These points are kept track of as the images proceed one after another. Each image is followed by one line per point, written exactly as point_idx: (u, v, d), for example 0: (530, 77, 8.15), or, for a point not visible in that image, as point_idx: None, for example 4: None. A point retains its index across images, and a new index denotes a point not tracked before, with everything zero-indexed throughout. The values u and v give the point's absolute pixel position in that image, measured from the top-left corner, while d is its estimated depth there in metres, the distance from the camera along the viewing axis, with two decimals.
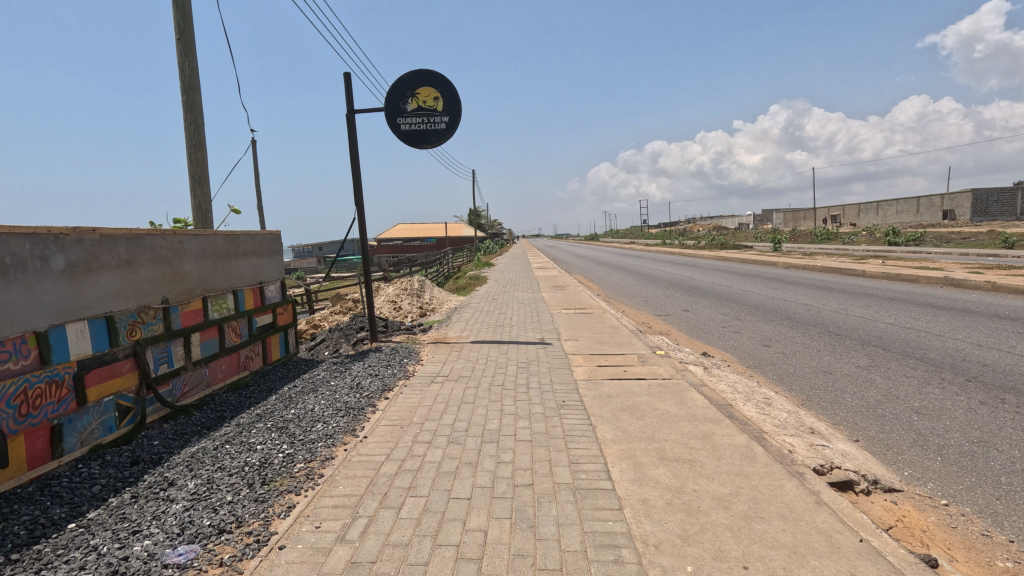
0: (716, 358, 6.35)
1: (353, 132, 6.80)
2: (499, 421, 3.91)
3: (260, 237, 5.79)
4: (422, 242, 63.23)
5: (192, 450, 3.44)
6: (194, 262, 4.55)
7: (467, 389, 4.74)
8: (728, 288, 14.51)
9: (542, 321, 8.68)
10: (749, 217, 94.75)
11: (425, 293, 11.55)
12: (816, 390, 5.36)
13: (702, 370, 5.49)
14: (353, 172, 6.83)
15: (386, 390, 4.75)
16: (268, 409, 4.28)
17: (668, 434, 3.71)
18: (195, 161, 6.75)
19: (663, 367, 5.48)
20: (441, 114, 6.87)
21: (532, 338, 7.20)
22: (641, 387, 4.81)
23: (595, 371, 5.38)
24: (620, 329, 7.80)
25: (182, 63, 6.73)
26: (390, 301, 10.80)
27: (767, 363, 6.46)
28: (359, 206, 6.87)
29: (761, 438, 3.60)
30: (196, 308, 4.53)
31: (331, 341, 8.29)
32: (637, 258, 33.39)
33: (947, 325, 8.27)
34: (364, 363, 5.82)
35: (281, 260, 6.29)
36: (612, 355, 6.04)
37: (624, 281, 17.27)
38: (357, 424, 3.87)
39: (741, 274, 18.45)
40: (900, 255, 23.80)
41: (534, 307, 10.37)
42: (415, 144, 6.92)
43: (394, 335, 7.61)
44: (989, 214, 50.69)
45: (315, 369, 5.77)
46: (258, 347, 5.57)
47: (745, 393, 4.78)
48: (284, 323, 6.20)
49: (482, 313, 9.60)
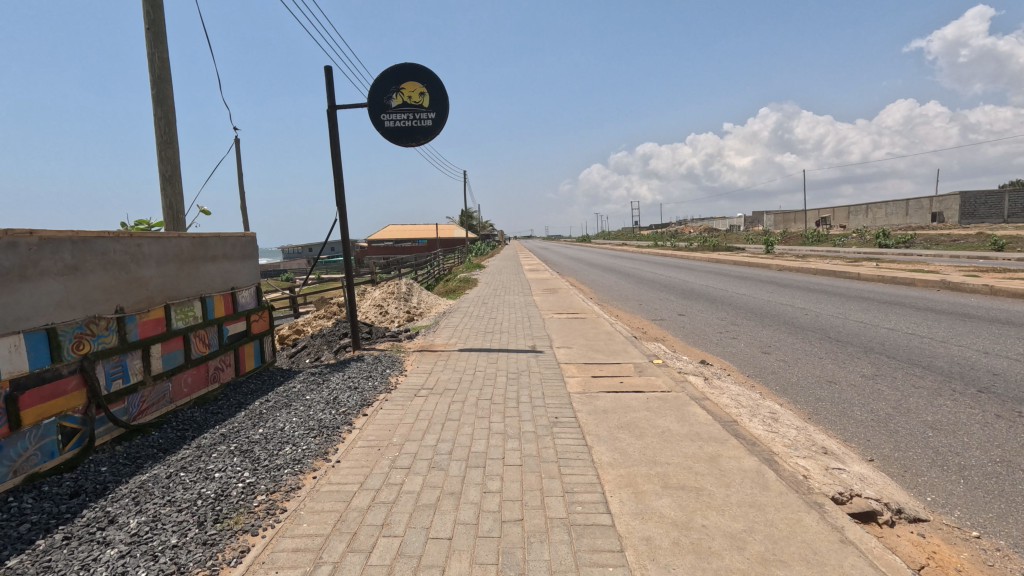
0: (716, 368, 6.06)
1: (335, 129, 6.45)
2: (487, 442, 3.58)
3: (232, 239, 5.42)
4: (413, 243, 62.72)
5: (142, 480, 3.07)
6: (155, 268, 4.19)
7: (453, 404, 4.40)
8: (722, 291, 14.29)
9: (533, 326, 8.35)
10: (740, 219, 95.11)
11: (413, 296, 11.19)
12: (822, 403, 5.06)
13: (703, 382, 5.19)
14: (334, 171, 6.48)
15: (365, 405, 4.40)
16: (234, 428, 3.91)
17: (670, 456, 3.39)
18: (166, 159, 6.37)
19: (662, 378, 5.17)
20: (427, 110, 6.53)
21: (523, 345, 6.87)
22: (639, 401, 4.50)
23: (589, 383, 5.07)
24: (614, 336, 7.49)
25: (152, 54, 6.35)
26: (376, 306, 10.43)
27: (769, 372, 6.17)
28: (341, 206, 6.52)
29: (773, 462, 3.29)
30: (157, 317, 4.17)
31: (313, 349, 7.92)
32: (629, 259, 33.21)
33: (950, 331, 8.04)
34: (345, 374, 5.46)
35: (257, 264, 5.93)
36: (607, 365, 5.73)
37: (616, 284, 16.98)
38: (330, 446, 3.51)
39: (735, 277, 18.22)
40: (892, 258, 23.69)
41: (525, 312, 10.05)
42: (399, 142, 6.57)
43: (379, 342, 7.27)
44: (977, 217, 51.01)
45: (292, 380, 5.40)
46: (229, 357, 5.20)
47: (749, 407, 4.48)
48: (259, 330, 5.83)
49: (471, 318, 9.26)
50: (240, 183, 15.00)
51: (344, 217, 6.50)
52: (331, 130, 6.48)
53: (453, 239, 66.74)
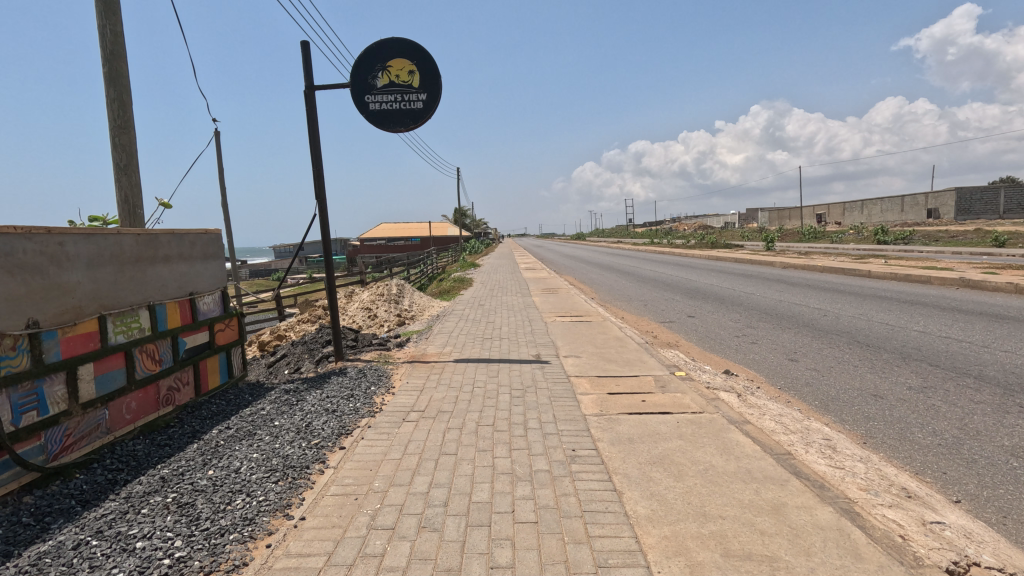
0: (745, 381, 5.38)
1: (313, 113, 5.72)
2: (492, 488, 2.88)
3: (191, 237, 4.68)
4: (406, 242, 61.84)
5: (40, 552, 2.33)
6: (86, 271, 3.46)
7: (448, 433, 3.69)
8: (730, 290, 13.65)
9: (535, 331, 7.66)
10: (734, 216, 94.88)
11: (405, 299, 10.42)
12: (875, 423, 4.38)
13: (736, 399, 4.51)
14: (312, 160, 5.74)
15: (342, 435, 3.67)
16: (179, 469, 3.17)
17: (723, 506, 2.70)
18: (120, 146, 5.62)
19: (690, 396, 4.47)
20: (417, 91, 5.80)
21: (525, 354, 6.15)
22: (670, 427, 3.80)
23: (606, 402, 4.37)
24: (625, 342, 6.78)
25: (103, 26, 5.57)
26: (365, 309, 9.66)
27: (803, 386, 5.49)
28: (320, 199, 5.79)
29: (855, 514, 2.59)
30: (88, 330, 3.45)
31: (292, 358, 7.19)
32: (626, 257, 32.65)
33: (988, 334, 7.40)
34: (321, 393, 4.71)
35: (223, 265, 5.19)
36: (624, 379, 5.04)
37: (617, 283, 16.30)
38: (293, 497, 2.78)
39: (738, 275, 17.60)
40: (897, 254, 23.13)
41: (525, 315, 9.33)
42: (386, 127, 5.85)
43: (365, 351, 6.54)
44: (973, 213, 50.75)
45: (260, 400, 4.64)
46: (188, 374, 4.47)
47: (799, 432, 3.78)
48: (226, 342, 5.09)
49: (467, 322, 8.55)
50: (221, 179, 14.14)
51: (324, 211, 5.76)
52: (310, 114, 5.74)
53: (446, 237, 65.87)
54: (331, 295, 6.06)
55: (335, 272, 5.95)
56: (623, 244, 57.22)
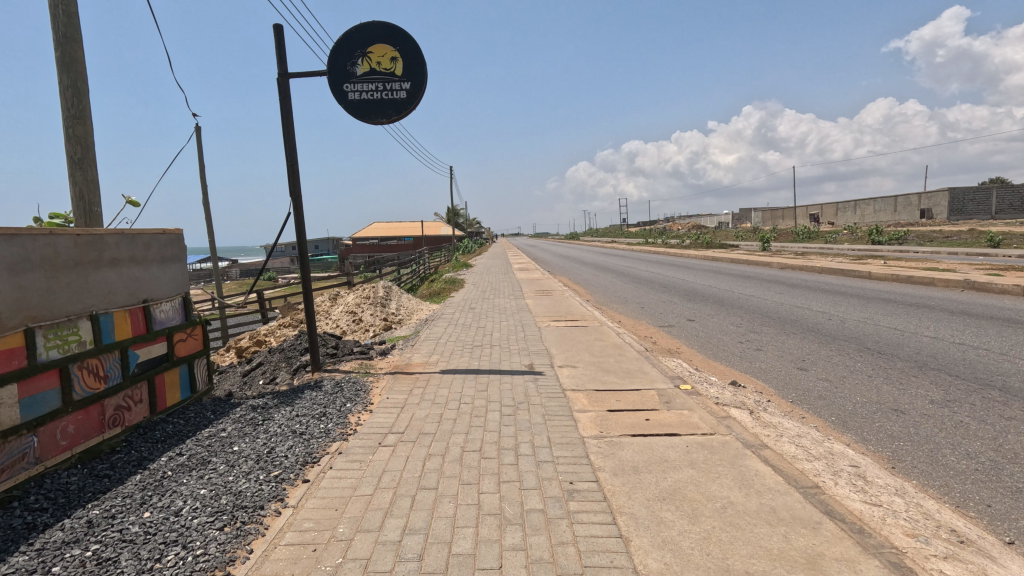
0: (754, 394, 4.98)
1: (286, 103, 5.26)
2: (476, 537, 2.44)
3: (146, 239, 4.20)
4: (399, 241, 61.22)
5: None
6: (7, 280, 2.99)
7: (429, 461, 3.26)
8: (729, 292, 13.29)
9: (528, 337, 7.24)
10: (728, 216, 94.93)
11: (392, 302, 9.95)
12: (901, 444, 3.99)
13: (749, 417, 4.11)
14: (286, 154, 5.29)
15: (308, 464, 3.22)
16: (111, 511, 2.70)
17: (750, 559, 2.28)
18: (75, 138, 5.13)
19: (698, 414, 4.06)
20: (400, 79, 5.35)
21: (517, 364, 5.71)
22: (679, 453, 3.38)
23: (607, 421, 3.95)
24: (624, 350, 6.35)
25: (54, 7, 5.06)
26: (349, 314, 9.18)
27: (816, 399, 5.09)
28: (295, 197, 5.33)
29: (907, 570, 2.18)
30: (10, 347, 2.98)
31: (269, 367, 6.73)
32: (621, 257, 32.33)
33: (1004, 339, 7.04)
34: (290, 411, 4.25)
35: (185, 269, 4.73)
36: (625, 393, 4.62)
37: (613, 285, 15.90)
38: (239, 549, 2.34)
39: (736, 277, 17.24)
40: (895, 255, 22.84)
41: (517, 319, 8.89)
42: (366, 118, 5.40)
43: (345, 359, 6.09)
44: (966, 213, 50.79)
45: (222, 420, 4.17)
46: (140, 392, 4.01)
47: (823, 458, 3.38)
48: (187, 353, 4.62)
49: (457, 327, 8.11)
50: (202, 177, 13.58)
51: (299, 210, 5.30)
52: (283, 104, 5.29)
53: (439, 237, 65.28)
54: (307, 302, 5.60)
55: (311, 276, 5.49)
56: (617, 244, 56.87)
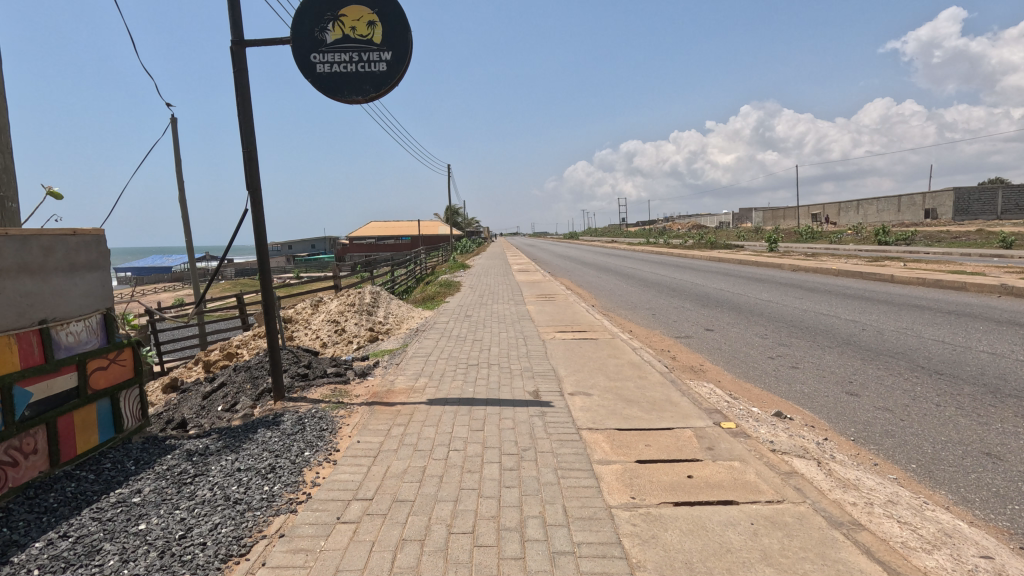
0: (809, 433, 4.09)
1: (240, 77, 4.37)
2: None
3: (45, 242, 3.26)
4: (396, 241, 60.23)
5: None
6: None
7: (402, 554, 2.35)
8: (743, 297, 12.43)
9: (531, 352, 6.34)
10: (728, 216, 94.13)
11: (380, 309, 9.01)
12: (1015, 506, 3.11)
13: (819, 471, 3.21)
14: (243, 138, 4.41)
15: (229, 561, 2.30)
16: None
17: None
18: None
19: (753, 470, 3.17)
20: (379, 49, 4.44)
21: (519, 391, 4.79)
22: (745, 539, 2.47)
23: (638, 480, 3.06)
24: (644, 371, 5.43)
25: None
26: (331, 323, 8.25)
27: (883, 437, 4.20)
28: (253, 190, 4.45)
29: None
30: None
31: (231, 389, 5.81)
32: (623, 257, 31.45)
33: None
34: (231, 462, 3.32)
35: (110, 278, 3.82)
36: (654, 435, 3.73)
37: (618, 288, 14.97)
38: None
39: (747, 279, 16.33)
40: (910, 256, 21.80)
41: (518, 329, 7.96)
42: (337, 95, 4.50)
43: (317, 382, 5.18)
44: (971, 213, 49.85)
45: (141, 474, 3.25)
46: (35, 440, 3.09)
47: (940, 544, 2.48)
48: (108, 385, 3.70)
49: (451, 339, 7.21)
50: (179, 172, 12.59)
51: (258, 206, 4.42)
52: (238, 78, 4.38)
53: (437, 236, 64.30)
54: (266, 316, 4.68)
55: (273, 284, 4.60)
56: (618, 244, 55.92)
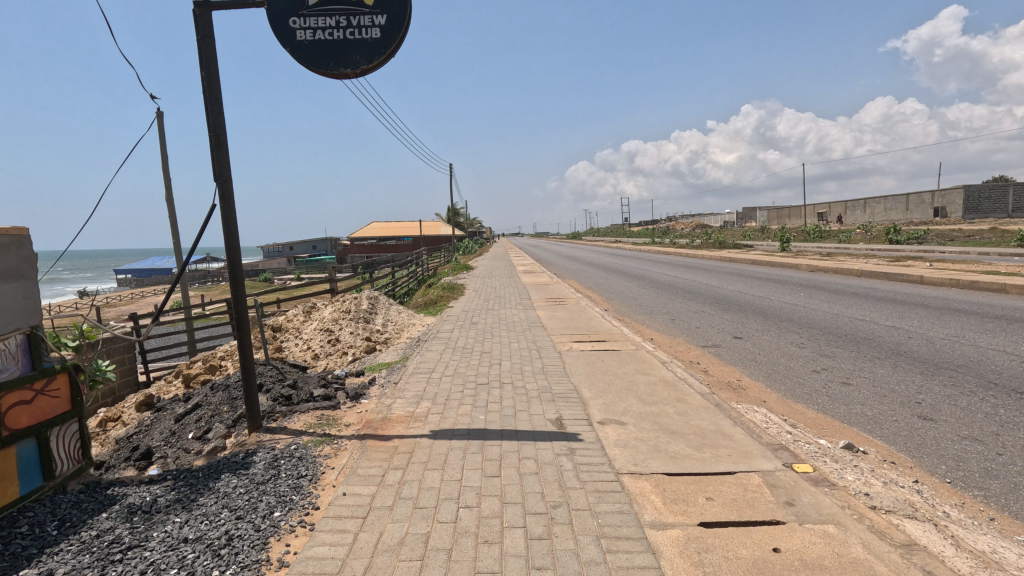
0: (898, 475, 3.34)
1: (204, 48, 3.73)
2: None
3: None
4: (397, 242, 59.48)
5: None
6: None
7: None
8: (765, 300, 11.68)
9: (547, 367, 5.60)
10: (732, 216, 93.28)
11: (378, 317, 8.26)
12: None
13: (940, 536, 2.47)
14: (210, 120, 3.78)
15: None
16: None
17: None
18: None
19: (855, 538, 2.43)
20: (371, 11, 3.71)
21: (538, 418, 4.06)
22: None
23: (709, 556, 2.33)
24: (681, 392, 4.69)
25: None
26: (324, 332, 7.51)
27: (986, 477, 3.46)
28: (222, 181, 3.81)
29: None
30: None
31: (205, 412, 5.08)
32: (630, 258, 30.67)
33: None
34: (177, 527, 2.58)
35: (35, 286, 3.12)
36: (714, 483, 2.99)
37: (630, 290, 14.23)
38: None
39: (765, 281, 15.58)
40: (929, 256, 21.00)
41: (530, 339, 7.22)
42: (322, 69, 3.77)
43: (302, 407, 4.47)
44: (983, 212, 48.82)
45: (60, 545, 2.52)
46: None
47: None
48: (32, 421, 2.96)
49: (456, 350, 6.48)
50: (165, 170, 11.89)
51: (227, 200, 3.79)
52: (202, 49, 3.74)
53: (439, 236, 63.55)
54: (238, 334, 3.95)
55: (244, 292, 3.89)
56: (623, 244, 55.11)
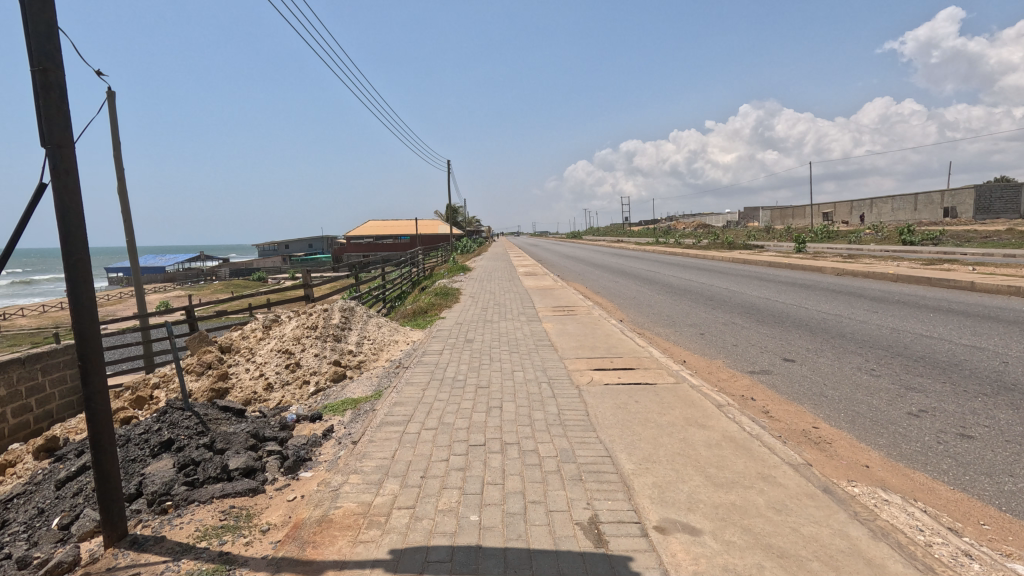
0: None
1: None
2: None
3: None
4: (394, 241, 57.94)
5: None
6: None
7: None
8: (801, 310, 10.29)
9: (565, 413, 4.15)
10: (734, 215, 91.99)
11: (352, 334, 6.81)
12: None
13: None
14: (35, 45, 2.31)
15: None
16: None
17: None
18: None
19: None
20: None
21: (561, 521, 2.60)
22: None
23: None
24: (762, 463, 3.25)
25: None
26: (282, 355, 6.06)
27: None
28: (57, 147, 2.36)
29: None
30: None
31: (86, 483, 3.61)
32: (635, 259, 29.31)
33: None
34: None
35: None
36: None
37: (643, 296, 12.81)
38: None
39: (792, 285, 14.18)
40: (957, 258, 19.68)
41: (539, 364, 5.77)
42: None
43: (207, 488, 3.02)
44: (994, 211, 47.45)
45: None
46: None
47: None
48: None
49: (445, 382, 5.03)
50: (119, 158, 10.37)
51: (64, 178, 2.37)
52: None
53: (437, 235, 62.03)
54: (83, 398, 2.43)
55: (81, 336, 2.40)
56: (625, 244, 53.60)
